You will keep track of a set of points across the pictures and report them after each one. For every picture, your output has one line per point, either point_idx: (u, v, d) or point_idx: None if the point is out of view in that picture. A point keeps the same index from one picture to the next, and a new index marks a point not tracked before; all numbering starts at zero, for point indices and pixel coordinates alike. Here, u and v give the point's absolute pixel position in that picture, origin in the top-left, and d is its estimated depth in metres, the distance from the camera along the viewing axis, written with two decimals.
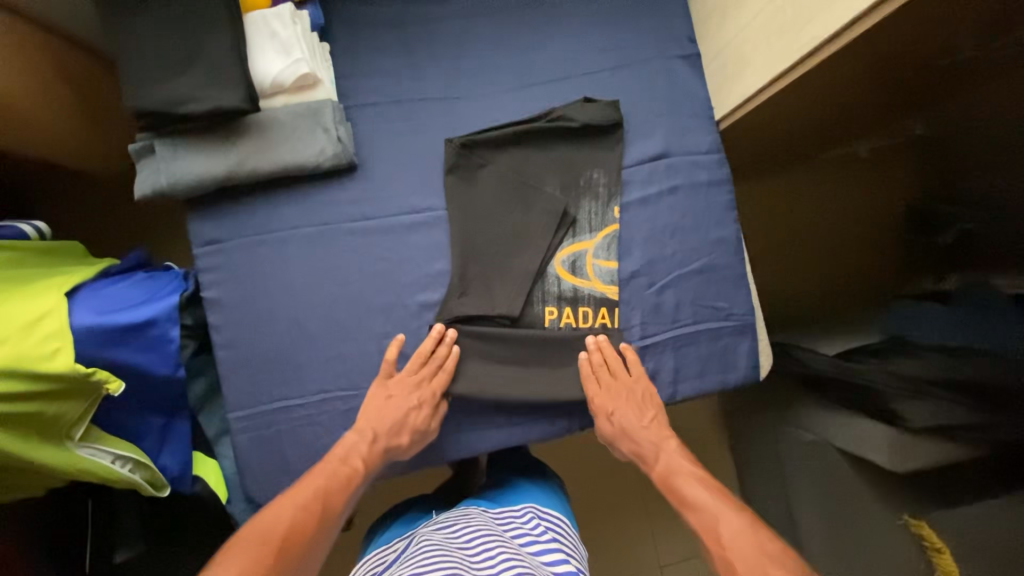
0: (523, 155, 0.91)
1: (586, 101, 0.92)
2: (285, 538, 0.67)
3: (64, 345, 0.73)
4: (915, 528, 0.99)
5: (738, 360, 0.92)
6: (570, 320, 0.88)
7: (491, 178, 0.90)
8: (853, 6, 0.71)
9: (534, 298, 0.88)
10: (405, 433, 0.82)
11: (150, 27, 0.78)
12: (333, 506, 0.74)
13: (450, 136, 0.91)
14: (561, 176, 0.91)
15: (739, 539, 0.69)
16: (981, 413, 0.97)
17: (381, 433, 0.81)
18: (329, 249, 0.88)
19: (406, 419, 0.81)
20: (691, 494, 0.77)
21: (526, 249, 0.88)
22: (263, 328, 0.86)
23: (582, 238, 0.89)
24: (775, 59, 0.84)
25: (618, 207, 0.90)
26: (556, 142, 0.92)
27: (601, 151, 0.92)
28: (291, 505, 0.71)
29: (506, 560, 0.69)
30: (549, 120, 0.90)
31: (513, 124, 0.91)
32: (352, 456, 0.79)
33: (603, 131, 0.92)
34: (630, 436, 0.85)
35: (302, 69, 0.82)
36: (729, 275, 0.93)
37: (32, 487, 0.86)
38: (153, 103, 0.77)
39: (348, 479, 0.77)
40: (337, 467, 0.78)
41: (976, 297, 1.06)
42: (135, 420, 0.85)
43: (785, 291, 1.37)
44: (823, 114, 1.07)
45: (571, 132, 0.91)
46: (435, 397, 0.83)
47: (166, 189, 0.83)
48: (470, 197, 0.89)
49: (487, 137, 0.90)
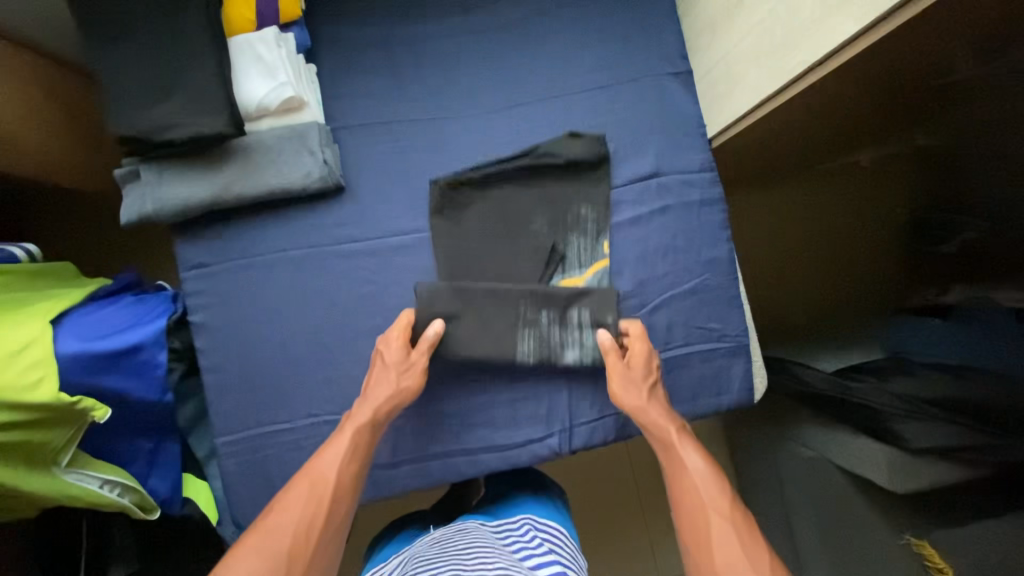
0: (510, 191, 0.90)
1: (573, 135, 0.90)
2: (298, 530, 0.65)
3: (48, 373, 0.73)
4: (918, 547, 0.95)
5: (732, 382, 0.91)
6: (551, 356, 0.86)
7: (478, 216, 0.89)
8: (840, 31, 0.69)
9: (520, 325, 0.85)
10: (388, 390, 0.79)
11: (133, 53, 0.78)
12: (328, 481, 0.71)
13: (434, 177, 0.90)
14: (548, 213, 0.90)
15: (720, 525, 0.66)
16: (985, 433, 0.93)
17: (366, 396, 0.78)
18: (316, 273, 0.87)
19: (406, 365, 0.81)
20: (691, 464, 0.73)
21: (514, 295, 0.85)
22: (251, 352, 0.86)
23: (571, 273, 0.89)
24: (765, 78, 0.83)
25: (608, 241, 0.89)
26: (544, 178, 0.90)
27: (588, 186, 0.90)
28: (306, 486, 0.69)
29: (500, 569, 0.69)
30: (536, 155, 0.89)
31: (495, 162, 0.89)
32: (344, 425, 0.76)
33: (590, 165, 0.90)
34: (638, 389, 0.80)
35: (287, 92, 0.82)
36: (722, 296, 0.91)
37: (21, 511, 0.86)
38: (137, 131, 0.77)
39: (356, 444, 0.75)
40: (339, 441, 0.75)
41: (976, 313, 1.05)
42: (122, 444, 0.85)
43: (780, 305, 1.35)
44: (814, 133, 1.05)
45: (556, 168, 0.90)
46: (401, 349, 0.81)
47: (152, 214, 0.82)
48: (459, 234, 0.89)
49: (472, 175, 0.89)
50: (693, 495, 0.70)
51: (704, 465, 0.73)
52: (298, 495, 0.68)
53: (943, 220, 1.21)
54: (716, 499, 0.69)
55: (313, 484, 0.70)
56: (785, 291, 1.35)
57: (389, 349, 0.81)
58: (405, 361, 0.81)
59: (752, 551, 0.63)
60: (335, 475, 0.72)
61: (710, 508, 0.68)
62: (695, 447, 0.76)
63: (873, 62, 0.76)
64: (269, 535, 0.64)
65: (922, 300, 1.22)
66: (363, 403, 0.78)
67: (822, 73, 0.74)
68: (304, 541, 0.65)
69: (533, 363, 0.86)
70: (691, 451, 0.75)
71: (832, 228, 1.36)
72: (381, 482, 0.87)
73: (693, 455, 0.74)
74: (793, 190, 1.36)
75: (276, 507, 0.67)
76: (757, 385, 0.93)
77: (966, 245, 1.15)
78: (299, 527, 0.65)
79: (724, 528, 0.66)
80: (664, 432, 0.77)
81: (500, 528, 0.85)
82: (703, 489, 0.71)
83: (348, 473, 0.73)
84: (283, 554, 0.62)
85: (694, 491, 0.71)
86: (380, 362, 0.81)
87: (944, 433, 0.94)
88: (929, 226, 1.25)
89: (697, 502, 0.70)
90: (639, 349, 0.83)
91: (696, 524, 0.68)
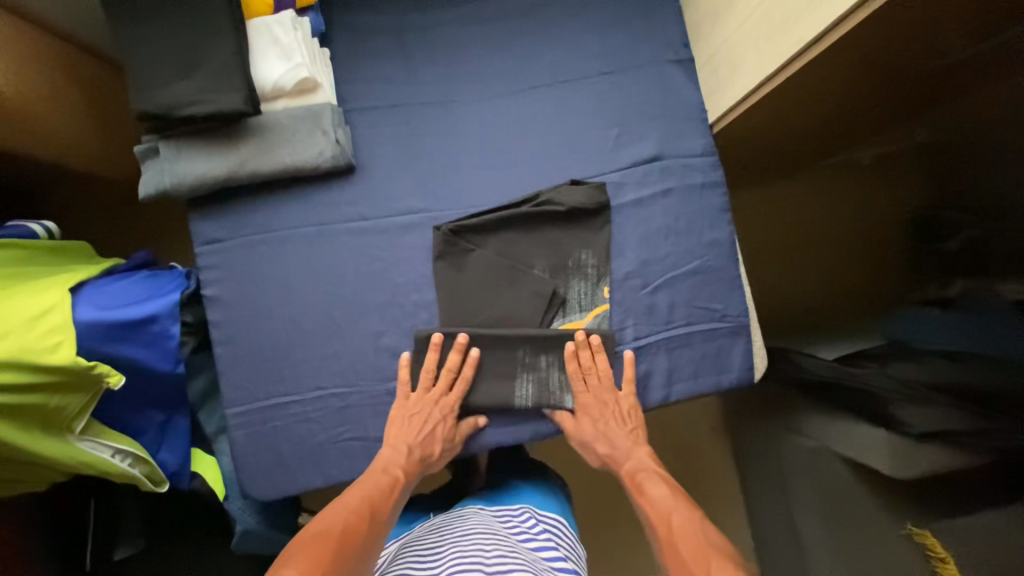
0: (510, 238, 0.91)
1: (573, 183, 0.92)
2: (343, 534, 0.68)
3: (65, 338, 0.75)
4: (918, 537, 0.94)
5: (733, 361, 0.92)
6: (544, 396, 0.88)
7: (479, 263, 0.89)
8: (833, 10, 0.71)
9: (523, 370, 0.88)
10: (436, 446, 0.85)
11: (155, 33, 0.81)
12: (382, 511, 0.75)
13: (437, 223, 0.90)
14: (550, 257, 0.91)
15: (685, 525, 0.74)
16: (977, 420, 0.92)
17: (415, 447, 0.83)
18: (326, 249, 0.89)
19: (434, 430, 0.85)
20: (653, 489, 0.81)
21: (513, 341, 0.87)
22: (262, 326, 0.88)
23: (572, 317, 0.90)
24: (764, 60, 0.85)
25: (608, 287, 0.90)
26: (544, 225, 0.91)
27: (590, 231, 0.91)
28: (352, 508, 0.73)
29: (501, 557, 0.68)
30: (535, 205, 0.90)
31: (498, 209, 0.90)
32: (392, 466, 0.82)
33: (590, 213, 0.91)
34: (607, 437, 0.88)
35: (302, 73, 0.85)
36: (723, 278, 0.93)
37: (34, 483, 0.87)
38: (157, 107, 0.80)
39: (391, 489, 0.79)
40: (383, 479, 0.80)
41: (973, 304, 1.03)
42: (135, 415, 0.87)
43: (777, 298, 1.37)
44: (813, 122, 1.07)
45: (558, 216, 0.90)
46: (455, 407, 0.87)
47: (169, 188, 0.85)
48: (459, 282, 0.89)
49: (475, 223, 0.89)
50: (663, 514, 0.77)
51: (668, 491, 0.81)
52: (350, 512, 0.72)
53: (948, 218, 1.20)
54: (679, 520, 0.75)
55: (357, 506, 0.73)
56: (786, 285, 1.37)
57: (429, 410, 0.85)
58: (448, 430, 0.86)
59: (702, 558, 0.67)
60: (372, 502, 0.75)
61: (672, 530, 0.74)
62: (662, 482, 0.83)
63: (866, 43, 0.77)
64: (339, 545, 0.66)
65: (923, 295, 1.18)
66: (401, 453, 0.83)
67: (827, 43, 0.75)
68: (346, 542, 0.67)
69: (532, 407, 0.88)
70: (659, 486, 0.82)
71: (831, 222, 1.38)
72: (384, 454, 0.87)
73: (658, 488, 0.81)
74: (796, 186, 1.39)
75: (320, 518, 0.71)
76: (758, 365, 0.94)
77: (969, 243, 1.13)
78: (345, 528, 0.69)
79: (690, 529, 0.73)
80: (633, 475, 0.86)
81: (501, 513, 0.85)
82: (672, 513, 0.76)
83: (385, 508, 0.76)
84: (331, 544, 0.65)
85: (662, 518, 0.77)
86: (435, 414, 0.85)
87: (945, 419, 0.93)
88: (937, 224, 1.23)
89: (665, 526, 0.75)
90: (587, 393, 0.88)
91: (663, 545, 0.73)
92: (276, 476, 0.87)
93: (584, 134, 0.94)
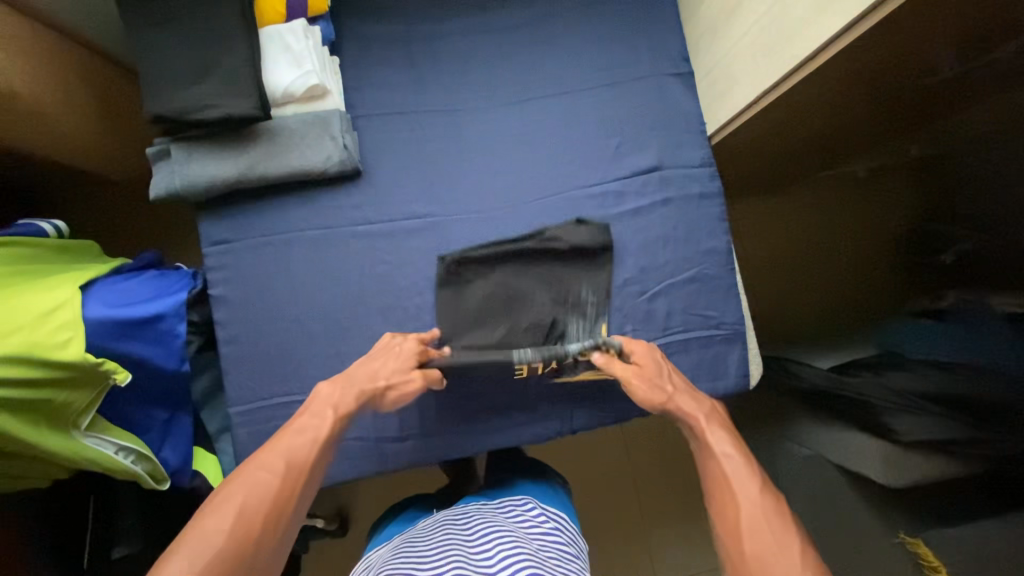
0: (513, 271, 0.92)
1: (578, 222, 0.92)
2: (249, 513, 0.60)
3: (76, 334, 0.76)
4: (912, 546, 0.93)
5: (729, 368, 0.94)
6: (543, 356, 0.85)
7: (480, 294, 0.91)
8: (828, 28, 0.74)
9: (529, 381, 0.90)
10: (380, 378, 0.78)
11: (170, 38, 0.83)
12: (304, 472, 0.67)
13: (443, 251, 0.92)
14: (550, 291, 0.92)
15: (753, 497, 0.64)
16: (971, 429, 0.94)
17: (360, 384, 0.77)
18: (332, 252, 0.91)
19: (378, 368, 0.79)
20: (716, 445, 0.71)
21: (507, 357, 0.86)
22: (267, 325, 0.90)
23: None
24: (762, 75, 0.88)
25: (607, 326, 0.92)
26: (545, 261, 0.92)
27: (591, 269, 0.92)
28: (272, 463, 0.65)
29: (506, 550, 0.69)
30: (539, 241, 0.91)
31: (500, 242, 0.92)
32: (323, 406, 0.73)
33: (593, 253, 0.92)
34: (662, 385, 0.79)
35: (312, 80, 0.87)
36: (720, 285, 0.95)
37: (36, 479, 0.87)
38: (171, 110, 0.82)
39: (330, 428, 0.71)
40: (312, 422, 0.72)
41: (972, 314, 1.06)
42: (138, 413, 0.87)
43: (779, 307, 1.38)
44: (808, 136, 1.10)
45: (561, 254, 0.92)
46: (417, 352, 0.82)
47: (180, 189, 0.87)
48: (459, 309, 0.90)
49: (477, 255, 0.91)
50: (724, 480, 0.67)
51: (736, 449, 0.70)
52: (268, 469, 0.64)
53: (939, 233, 1.25)
54: (744, 482, 0.65)
55: (279, 461, 0.66)
56: (787, 294, 1.38)
57: (383, 351, 0.81)
58: (402, 366, 0.80)
59: (784, 546, 0.58)
60: (301, 454, 0.68)
61: (739, 494, 0.64)
62: (725, 431, 0.73)
63: (860, 60, 0.80)
64: (242, 522, 0.59)
65: (919, 306, 1.21)
66: (343, 392, 0.76)
67: (816, 64, 0.78)
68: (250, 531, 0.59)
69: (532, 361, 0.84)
70: (722, 438, 0.72)
71: (831, 232, 1.40)
72: (387, 454, 0.89)
73: (722, 443, 0.71)
74: (796, 198, 1.41)
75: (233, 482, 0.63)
76: (753, 371, 0.96)
77: (963, 255, 1.17)
78: (254, 505, 0.60)
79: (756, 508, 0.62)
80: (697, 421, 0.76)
81: (504, 504, 0.86)
82: (738, 481, 0.66)
83: (311, 455, 0.68)
84: (237, 528, 0.58)
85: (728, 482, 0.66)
86: (394, 351, 0.81)
87: (941, 428, 0.95)
88: (927, 237, 1.28)
89: (726, 486, 0.66)
90: (637, 348, 0.83)
91: (728, 512, 0.64)
92: None
93: (587, 143, 0.97)
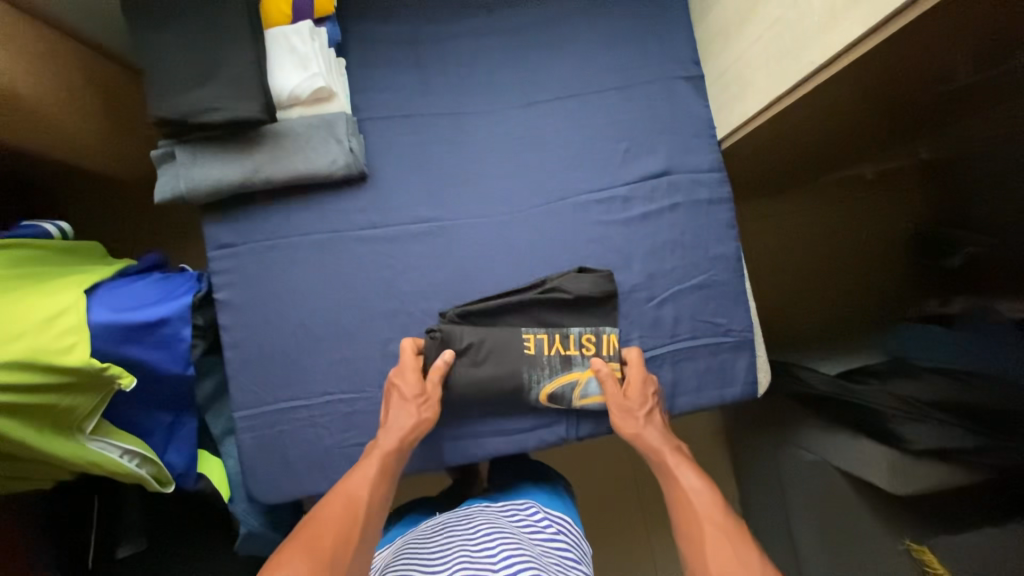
0: (515, 324, 0.89)
1: (579, 271, 0.90)
2: (331, 545, 0.62)
3: (80, 340, 0.76)
4: (917, 553, 0.93)
5: (736, 375, 0.93)
6: (551, 339, 0.87)
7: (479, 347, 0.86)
8: (842, 36, 0.73)
9: (530, 389, 0.87)
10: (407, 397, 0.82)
11: (176, 40, 0.82)
12: (375, 516, 0.69)
13: (445, 307, 0.90)
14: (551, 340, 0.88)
15: (715, 522, 0.67)
16: (978, 437, 0.92)
17: (396, 419, 0.80)
18: (337, 256, 0.90)
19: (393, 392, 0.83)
20: (685, 479, 0.75)
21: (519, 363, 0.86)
22: (272, 329, 0.89)
23: (576, 368, 0.87)
24: (773, 82, 0.86)
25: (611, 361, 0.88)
26: (545, 311, 0.88)
27: (594, 317, 0.89)
28: (340, 503, 0.68)
29: (507, 554, 0.68)
30: (541, 291, 0.88)
31: (499, 297, 0.89)
32: (387, 444, 0.77)
33: (597, 300, 0.89)
34: (636, 420, 0.83)
35: (319, 83, 0.86)
36: (728, 292, 0.94)
37: (42, 480, 0.87)
38: (176, 112, 0.81)
39: (384, 466, 0.75)
40: (368, 465, 0.75)
41: (977, 323, 1.02)
42: (144, 417, 0.87)
43: (786, 312, 1.39)
44: (820, 140, 1.08)
45: (566, 304, 0.88)
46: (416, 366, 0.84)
47: (185, 193, 0.86)
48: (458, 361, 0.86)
49: (476, 310, 0.87)
50: (689, 508, 0.71)
51: (700, 481, 0.74)
52: (333, 507, 0.67)
53: (950, 235, 1.20)
54: (710, 511, 0.69)
55: (347, 502, 0.68)
56: (791, 297, 1.41)
57: (405, 381, 0.82)
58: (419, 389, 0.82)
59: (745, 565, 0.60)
60: (365, 494, 0.70)
61: (704, 521, 0.68)
62: (692, 467, 0.77)
63: (873, 67, 0.79)
64: (327, 551, 0.61)
65: (924, 312, 1.20)
66: (390, 433, 0.79)
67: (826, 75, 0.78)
68: (332, 554, 0.61)
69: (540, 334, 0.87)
70: (687, 472, 0.76)
71: (835, 236, 1.42)
72: None
73: (688, 475, 0.75)
74: (796, 203, 1.43)
75: (313, 521, 0.65)
76: (761, 378, 0.95)
77: (971, 259, 1.13)
78: (336, 538, 0.63)
79: (716, 534, 0.66)
80: (664, 458, 0.79)
81: (508, 508, 0.85)
82: (702, 509, 0.69)
83: (378, 493, 0.72)
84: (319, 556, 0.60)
85: (687, 509, 0.71)
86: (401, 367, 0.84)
87: (948, 436, 0.93)
88: (936, 241, 1.23)
89: (692, 517, 0.69)
90: (634, 373, 0.86)
91: (693, 532, 0.67)
92: (281, 478, 0.88)
93: (595, 147, 0.96)
